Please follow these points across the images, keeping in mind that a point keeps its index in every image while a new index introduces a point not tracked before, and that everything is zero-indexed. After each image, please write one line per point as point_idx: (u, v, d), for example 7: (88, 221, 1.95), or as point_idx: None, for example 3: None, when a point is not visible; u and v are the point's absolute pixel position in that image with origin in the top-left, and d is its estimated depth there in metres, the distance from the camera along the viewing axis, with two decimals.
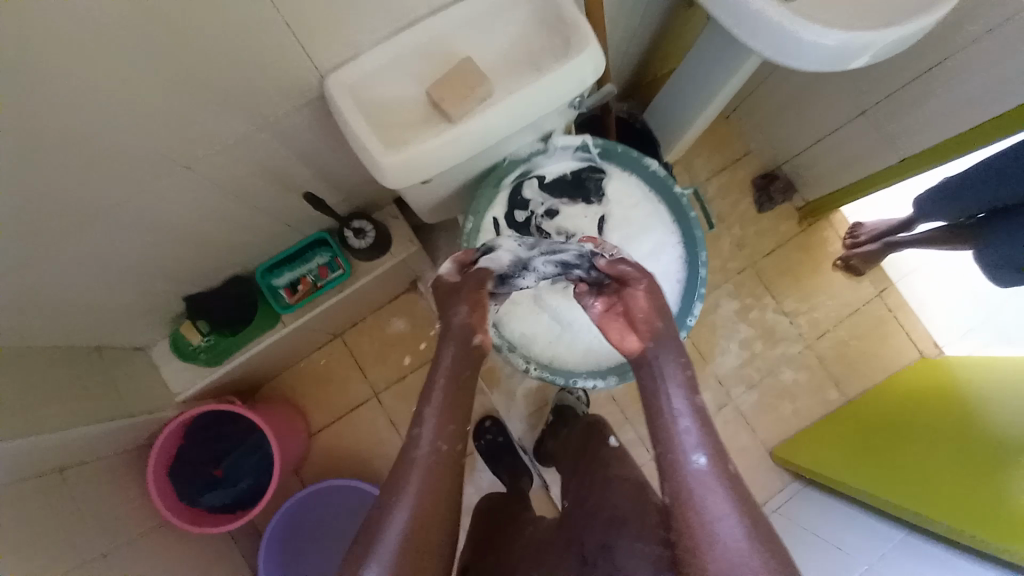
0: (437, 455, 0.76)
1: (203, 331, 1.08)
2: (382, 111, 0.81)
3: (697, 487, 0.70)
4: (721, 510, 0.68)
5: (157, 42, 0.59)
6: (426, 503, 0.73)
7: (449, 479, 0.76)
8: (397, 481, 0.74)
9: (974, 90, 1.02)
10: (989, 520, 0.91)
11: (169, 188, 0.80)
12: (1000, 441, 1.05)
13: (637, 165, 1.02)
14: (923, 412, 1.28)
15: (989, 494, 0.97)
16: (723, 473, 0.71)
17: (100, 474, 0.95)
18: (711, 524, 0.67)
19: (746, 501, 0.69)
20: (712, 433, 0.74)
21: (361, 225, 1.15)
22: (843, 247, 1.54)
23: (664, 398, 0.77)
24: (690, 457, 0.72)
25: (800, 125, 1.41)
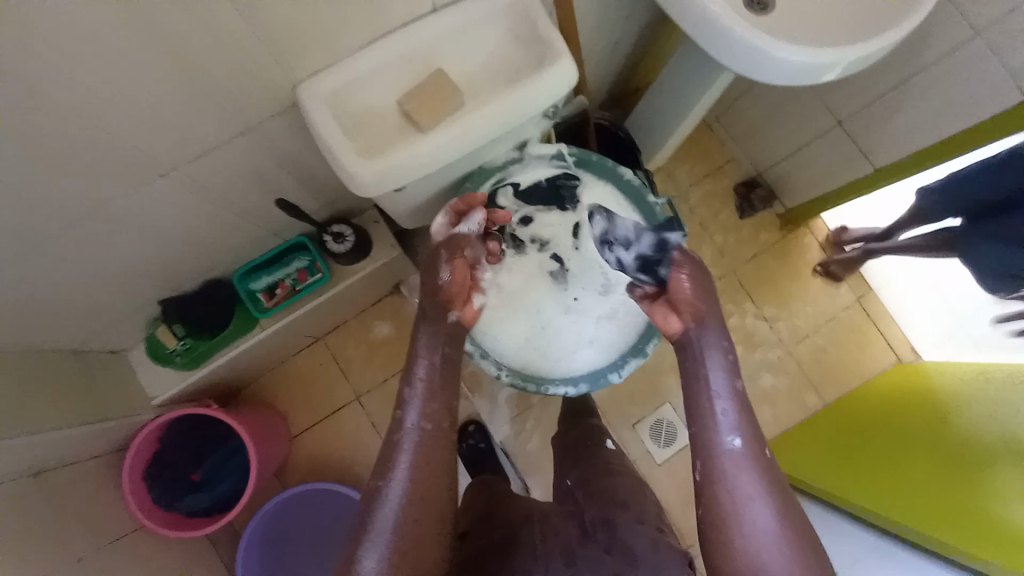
0: (427, 435, 0.76)
1: (179, 335, 1.08)
2: (359, 118, 0.76)
3: (733, 466, 0.70)
4: (755, 493, 0.68)
5: (96, 70, 0.58)
6: (420, 482, 0.72)
7: (440, 457, 0.75)
8: (389, 463, 0.73)
9: (972, 87, 0.97)
10: (988, 537, 0.84)
11: (129, 208, 0.79)
12: (983, 450, 1.00)
13: (613, 174, 0.96)
14: (899, 418, 1.23)
15: (983, 508, 0.90)
16: (756, 456, 0.71)
17: (78, 477, 0.99)
18: (745, 507, 0.68)
19: (776, 483, 0.70)
20: (748, 415, 0.74)
21: (340, 230, 1.11)
22: (823, 253, 1.50)
23: (704, 379, 0.77)
24: (726, 437, 0.72)
25: (784, 132, 1.37)
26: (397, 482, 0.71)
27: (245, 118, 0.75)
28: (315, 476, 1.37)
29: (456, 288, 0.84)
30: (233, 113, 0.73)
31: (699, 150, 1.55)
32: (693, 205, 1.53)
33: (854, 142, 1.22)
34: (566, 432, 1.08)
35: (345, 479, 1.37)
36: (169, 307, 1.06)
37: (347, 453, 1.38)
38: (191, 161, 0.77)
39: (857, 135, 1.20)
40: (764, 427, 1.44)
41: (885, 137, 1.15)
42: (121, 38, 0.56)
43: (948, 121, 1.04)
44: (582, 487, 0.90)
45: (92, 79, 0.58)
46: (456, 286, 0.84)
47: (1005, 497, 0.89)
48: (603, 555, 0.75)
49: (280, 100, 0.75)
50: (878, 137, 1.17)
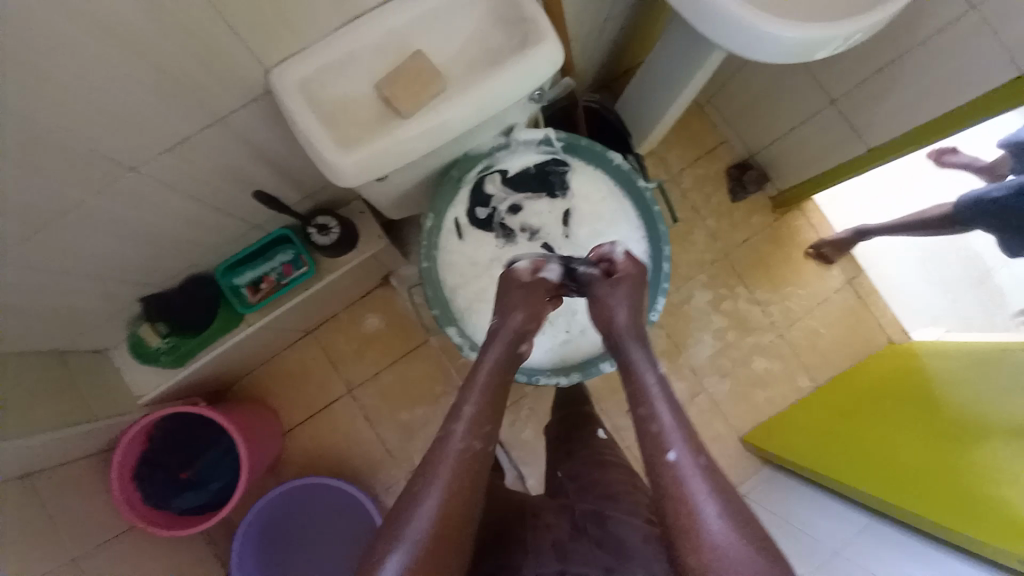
0: (471, 450, 0.71)
1: (162, 333, 1.06)
2: (336, 105, 0.72)
3: (682, 482, 0.65)
4: (706, 505, 0.63)
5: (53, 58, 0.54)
6: (454, 499, 0.67)
7: (480, 475, 0.70)
8: (435, 472, 0.69)
9: (966, 63, 0.96)
10: (981, 515, 0.85)
11: (99, 204, 0.76)
12: (973, 424, 1.01)
13: (602, 159, 0.93)
14: (890, 397, 1.24)
15: (984, 484, 0.89)
16: (699, 463, 0.66)
17: (67, 481, 0.97)
18: (704, 525, 0.61)
19: (726, 488, 0.64)
20: (684, 420, 0.70)
21: (325, 221, 1.08)
22: (815, 236, 1.50)
23: (647, 394, 0.73)
24: (664, 451, 0.67)
25: (776, 113, 1.35)
26: (436, 492, 0.67)
27: (214, 109, 0.72)
28: (310, 470, 1.37)
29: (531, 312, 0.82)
30: (201, 104, 0.70)
31: (690, 132, 1.52)
32: (685, 189, 1.51)
33: (848, 122, 1.20)
34: (558, 423, 1.08)
35: (339, 472, 1.37)
36: (150, 305, 1.04)
37: (341, 447, 1.38)
38: (161, 155, 0.74)
39: (850, 115, 1.19)
40: (757, 410, 1.44)
41: (879, 117, 1.14)
42: (73, 28, 0.53)
43: (941, 101, 1.02)
44: (574, 480, 0.90)
45: (42, 70, 0.55)
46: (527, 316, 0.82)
47: (995, 473, 0.89)
48: (595, 549, 0.75)
49: (250, 89, 0.71)
50: (871, 117, 1.15)
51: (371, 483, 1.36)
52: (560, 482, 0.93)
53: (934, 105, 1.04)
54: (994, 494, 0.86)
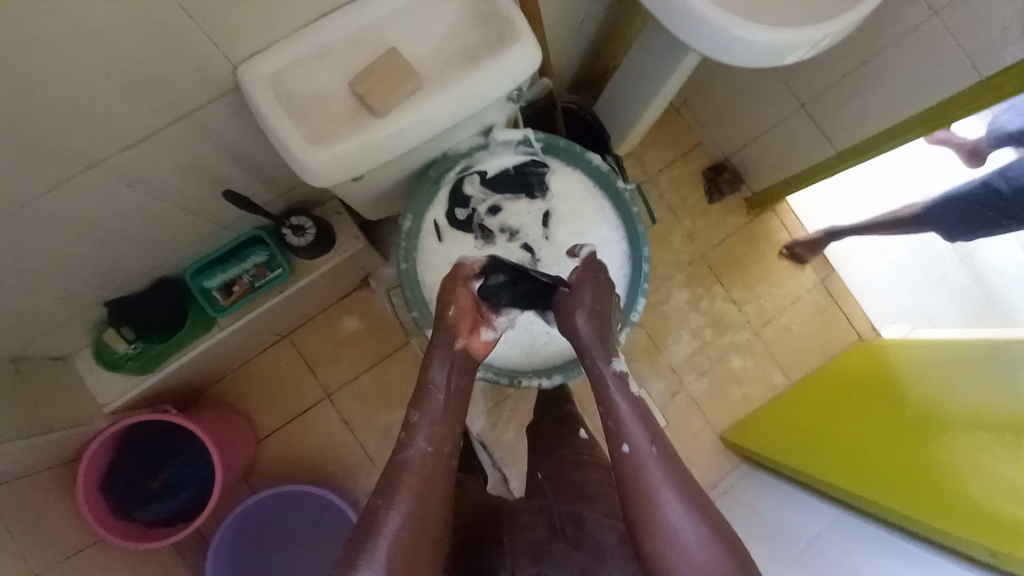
0: (428, 458, 0.73)
1: (129, 338, 1.02)
2: (307, 101, 0.71)
3: (638, 471, 0.71)
4: (660, 487, 0.70)
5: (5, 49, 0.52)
6: (419, 506, 0.68)
7: (440, 481, 0.72)
8: (397, 488, 0.70)
9: (925, 70, 1.00)
10: (941, 504, 0.89)
11: (56, 203, 0.73)
12: (934, 413, 1.06)
13: (581, 160, 0.94)
14: (858, 391, 1.28)
15: (947, 475, 0.93)
16: (654, 450, 0.72)
17: (25, 495, 0.91)
18: (660, 507, 0.68)
19: (677, 468, 0.72)
20: (640, 410, 0.76)
21: (300, 222, 1.06)
22: (789, 236, 1.54)
23: (605, 392, 0.78)
24: (619, 446, 0.73)
25: (749, 116, 1.38)
26: (399, 507, 0.68)
27: (178, 106, 0.69)
28: (286, 477, 1.33)
29: (459, 317, 0.81)
30: (166, 99, 0.68)
31: (668, 134, 1.54)
32: (663, 190, 1.53)
33: (817, 125, 1.24)
34: (539, 421, 1.05)
35: (316, 478, 1.34)
36: (114, 310, 0.99)
37: (318, 453, 1.35)
38: (122, 152, 0.71)
39: (819, 118, 1.22)
40: (733, 407, 1.47)
41: (847, 120, 1.17)
42: (23, 19, 0.50)
43: (904, 105, 1.07)
44: (552, 480, 0.87)
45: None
46: (458, 313, 0.81)
47: (953, 461, 0.94)
48: (571, 550, 0.75)
49: (216, 86, 0.69)
50: (840, 120, 1.19)
51: (349, 488, 1.34)
52: (538, 483, 0.90)
53: (896, 110, 1.08)
54: (952, 481, 0.91)
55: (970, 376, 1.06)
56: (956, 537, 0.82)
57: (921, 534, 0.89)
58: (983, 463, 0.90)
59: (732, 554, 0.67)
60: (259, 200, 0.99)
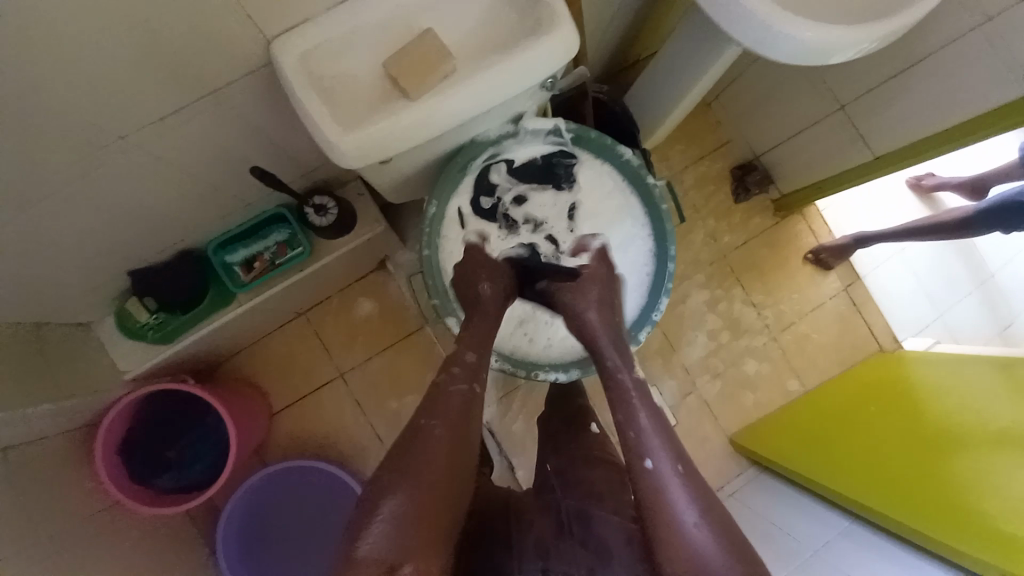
0: (462, 392, 0.77)
1: (150, 308, 1.03)
2: (338, 81, 0.70)
3: (659, 487, 0.69)
4: (682, 506, 0.67)
5: (41, 18, 0.52)
6: (450, 439, 0.72)
7: (470, 415, 0.76)
8: (435, 409, 0.74)
9: (970, 77, 0.96)
10: (956, 520, 0.87)
11: (85, 173, 0.73)
12: (953, 432, 1.03)
13: (610, 153, 0.92)
14: (875, 401, 1.26)
15: (964, 492, 0.91)
16: (677, 470, 0.71)
17: (45, 456, 0.94)
18: (681, 522, 0.66)
19: (700, 490, 0.69)
20: (664, 430, 0.75)
21: (322, 202, 1.06)
22: (815, 241, 1.50)
23: (628, 408, 0.78)
24: (642, 460, 0.72)
25: (783, 115, 1.34)
26: (435, 427, 0.72)
27: (206, 82, 0.69)
28: (297, 453, 1.36)
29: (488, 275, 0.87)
30: (197, 74, 0.67)
31: (697, 129, 1.50)
32: (688, 187, 1.49)
33: (855, 128, 1.19)
34: (550, 415, 1.03)
35: (327, 456, 1.35)
36: (138, 280, 1.01)
37: (329, 431, 1.36)
38: (150, 126, 0.72)
39: (858, 122, 1.18)
40: (745, 411, 1.45)
41: (886, 124, 1.13)
42: None
43: (944, 113, 1.03)
44: (560, 476, 0.87)
45: (32, 31, 0.53)
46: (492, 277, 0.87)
47: (971, 480, 0.92)
48: (578, 548, 0.75)
49: (247, 62, 0.69)
50: (879, 124, 1.14)
51: (358, 467, 1.36)
52: (546, 477, 0.90)
53: (935, 117, 1.04)
54: (965, 499, 0.90)
55: (995, 395, 1.03)
56: (969, 556, 0.81)
57: (931, 549, 0.88)
58: (1003, 484, 0.88)
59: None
60: (281, 178, 0.99)
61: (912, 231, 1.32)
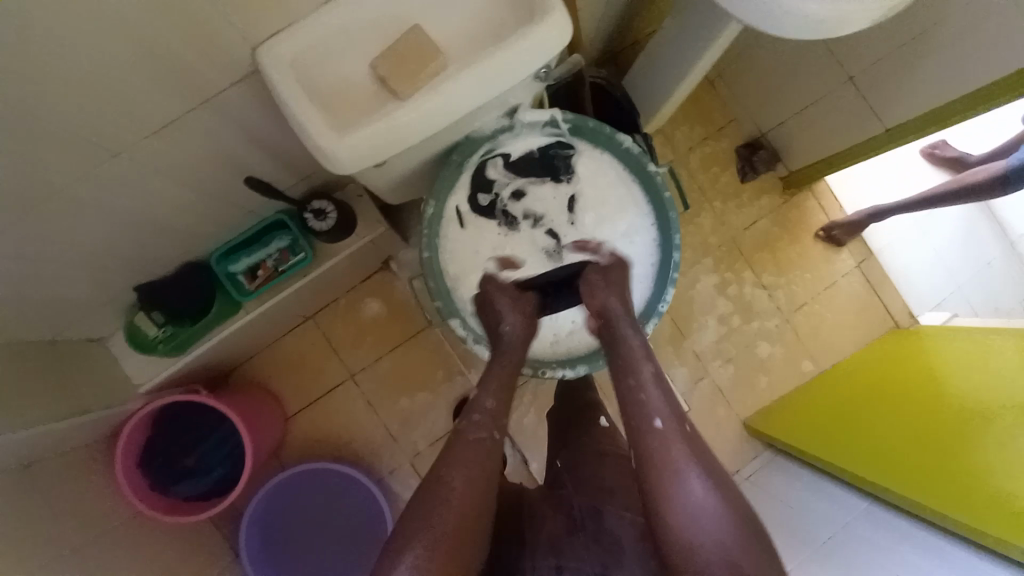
0: (481, 438, 0.74)
1: (158, 322, 1.04)
2: (328, 85, 0.68)
3: (663, 446, 0.70)
4: (685, 469, 0.68)
5: (24, 43, 0.52)
6: (475, 484, 0.70)
7: (491, 461, 0.73)
8: (454, 458, 0.71)
9: (981, 44, 0.92)
10: (986, 499, 0.84)
11: (82, 192, 0.73)
12: (972, 403, 1.01)
13: (610, 142, 0.90)
14: (891, 377, 1.23)
15: (985, 467, 0.90)
16: (682, 431, 0.71)
17: (68, 470, 0.96)
18: (682, 481, 0.67)
19: (705, 457, 0.69)
20: (670, 394, 0.75)
21: (321, 206, 1.05)
22: (825, 218, 1.46)
23: (634, 369, 0.78)
24: (650, 419, 0.72)
25: (788, 90, 1.30)
26: (455, 478, 0.69)
27: (197, 90, 0.68)
28: (311, 455, 1.37)
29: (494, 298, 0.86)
30: (187, 87, 0.67)
31: (700, 109, 1.46)
32: (693, 169, 1.46)
33: (865, 100, 1.15)
34: (559, 410, 1.02)
35: (341, 456, 1.37)
36: (145, 294, 1.01)
37: (342, 432, 1.38)
38: (144, 139, 0.71)
39: (869, 94, 1.14)
40: (759, 395, 1.43)
41: (898, 96, 1.09)
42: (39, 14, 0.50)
43: (957, 83, 0.98)
44: (571, 471, 0.86)
45: (17, 57, 0.52)
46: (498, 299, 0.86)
47: (992, 442, 0.92)
48: (591, 545, 0.75)
49: (237, 68, 0.67)
50: (891, 96, 1.10)
51: (373, 465, 1.37)
52: (557, 472, 0.90)
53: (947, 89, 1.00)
54: (993, 479, 0.87)
55: (1008, 359, 1.03)
56: (999, 538, 0.78)
57: (958, 532, 0.85)
58: (1022, 442, 0.88)
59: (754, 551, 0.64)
60: (278, 186, 0.98)
61: (929, 201, 1.27)
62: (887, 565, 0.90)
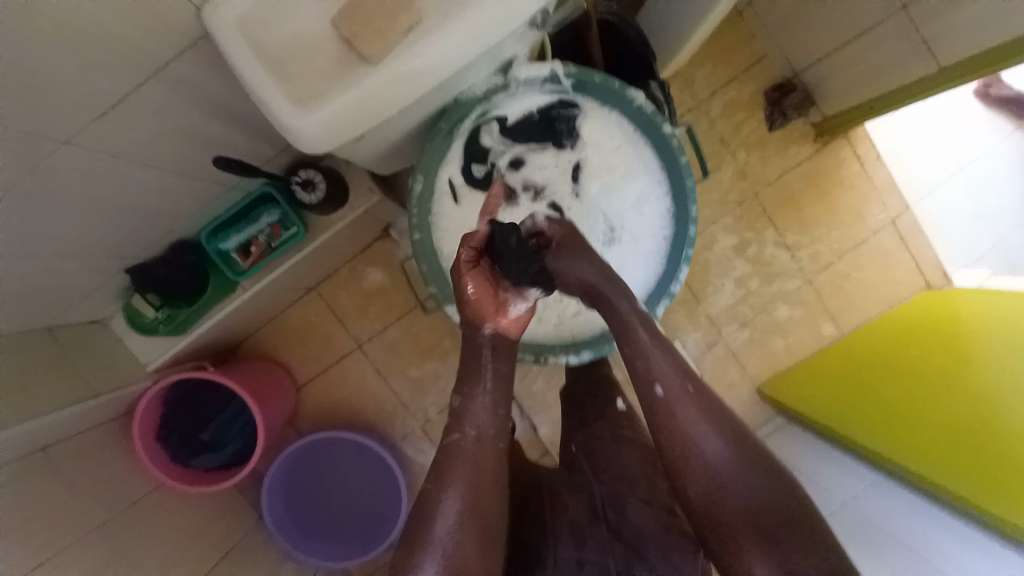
0: (475, 443, 0.71)
1: (155, 304, 1.02)
2: (285, 46, 0.59)
3: (673, 413, 0.68)
4: (698, 430, 0.67)
5: None
6: (475, 492, 0.68)
7: (494, 465, 0.71)
8: (447, 471, 0.69)
9: None
10: (998, 466, 0.83)
11: (45, 180, 0.69)
12: (992, 359, 0.96)
13: (619, 100, 0.80)
14: (915, 334, 1.17)
15: (992, 425, 0.88)
16: (687, 391, 0.69)
17: (88, 448, 1.00)
18: (695, 443, 0.66)
19: (716, 412, 0.68)
20: (671, 352, 0.72)
21: (308, 176, 0.99)
22: (858, 168, 1.34)
23: (631, 337, 0.73)
24: (652, 389, 0.69)
25: (826, 21, 1.14)
26: (454, 495, 0.67)
27: (141, 60, 0.62)
28: (326, 422, 1.39)
29: (478, 308, 0.74)
30: (128, 54, 0.60)
31: (726, 44, 1.30)
32: (714, 117, 1.32)
33: (916, 31, 1.00)
34: (574, 382, 1.00)
35: (355, 423, 1.39)
36: (137, 276, 0.98)
37: (354, 401, 1.39)
38: (93, 123, 0.66)
39: (920, 25, 0.99)
40: (775, 358, 1.38)
41: (954, 26, 0.94)
42: None
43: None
44: (588, 457, 0.87)
45: None
46: (475, 307, 0.74)
47: (991, 391, 0.92)
48: (612, 539, 0.76)
49: (182, 32, 0.61)
50: (946, 26, 0.95)
51: (385, 431, 1.39)
52: (574, 456, 0.90)
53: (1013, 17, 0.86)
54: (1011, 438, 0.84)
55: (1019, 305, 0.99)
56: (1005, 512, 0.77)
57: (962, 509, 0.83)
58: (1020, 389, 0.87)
59: (775, 485, 0.65)
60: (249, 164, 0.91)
61: None
62: (900, 541, 0.92)
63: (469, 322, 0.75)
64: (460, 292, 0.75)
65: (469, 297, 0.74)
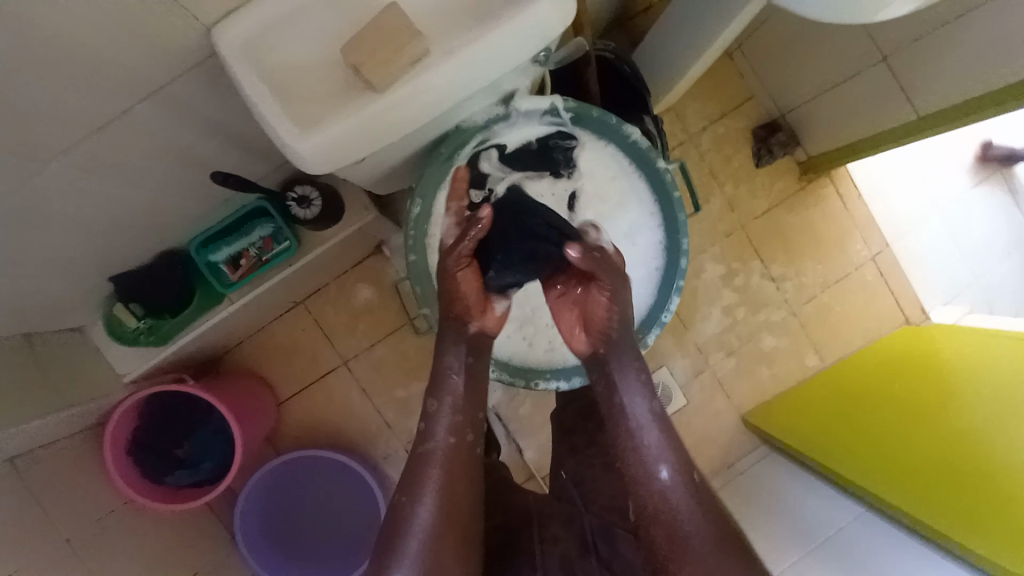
0: (451, 450, 0.70)
1: (138, 314, 1.00)
2: (289, 72, 0.60)
3: (669, 500, 0.68)
4: (693, 525, 0.66)
5: None
6: (450, 502, 0.67)
7: (468, 472, 0.70)
8: (419, 483, 0.67)
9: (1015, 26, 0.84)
10: (991, 508, 0.83)
11: (37, 188, 0.68)
12: (966, 395, 0.99)
13: (615, 134, 0.83)
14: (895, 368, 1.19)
15: (984, 466, 0.88)
16: (688, 482, 0.69)
17: (60, 459, 0.96)
18: (688, 539, 0.65)
19: (712, 510, 0.68)
20: (671, 435, 0.72)
21: (304, 191, 0.99)
22: (841, 206, 1.39)
23: (634, 417, 0.73)
24: (655, 471, 0.69)
25: (811, 66, 1.20)
26: (427, 504, 0.66)
27: (143, 77, 0.62)
28: (307, 439, 1.36)
29: (466, 301, 0.75)
30: (132, 72, 0.61)
31: (716, 83, 1.35)
32: (704, 150, 1.36)
33: (896, 82, 1.06)
34: (565, 407, 0.96)
35: (337, 441, 1.36)
36: (122, 283, 0.96)
37: (336, 418, 1.36)
38: (92, 134, 0.66)
39: (901, 76, 1.04)
40: (759, 387, 1.39)
41: (931, 78, 1.00)
42: None
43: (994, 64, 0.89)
44: (577, 485, 0.87)
45: None
46: (463, 303, 0.75)
47: (974, 428, 0.94)
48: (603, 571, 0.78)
49: (185, 52, 0.61)
50: (923, 78, 1.01)
51: (368, 451, 1.36)
52: (562, 482, 0.90)
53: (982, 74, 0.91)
54: (1005, 481, 0.84)
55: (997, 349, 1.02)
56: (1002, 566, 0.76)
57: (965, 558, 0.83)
58: (1005, 428, 0.89)
59: None
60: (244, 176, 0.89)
61: None
62: None
63: (451, 317, 0.75)
64: (450, 286, 0.75)
65: (458, 292, 0.75)
